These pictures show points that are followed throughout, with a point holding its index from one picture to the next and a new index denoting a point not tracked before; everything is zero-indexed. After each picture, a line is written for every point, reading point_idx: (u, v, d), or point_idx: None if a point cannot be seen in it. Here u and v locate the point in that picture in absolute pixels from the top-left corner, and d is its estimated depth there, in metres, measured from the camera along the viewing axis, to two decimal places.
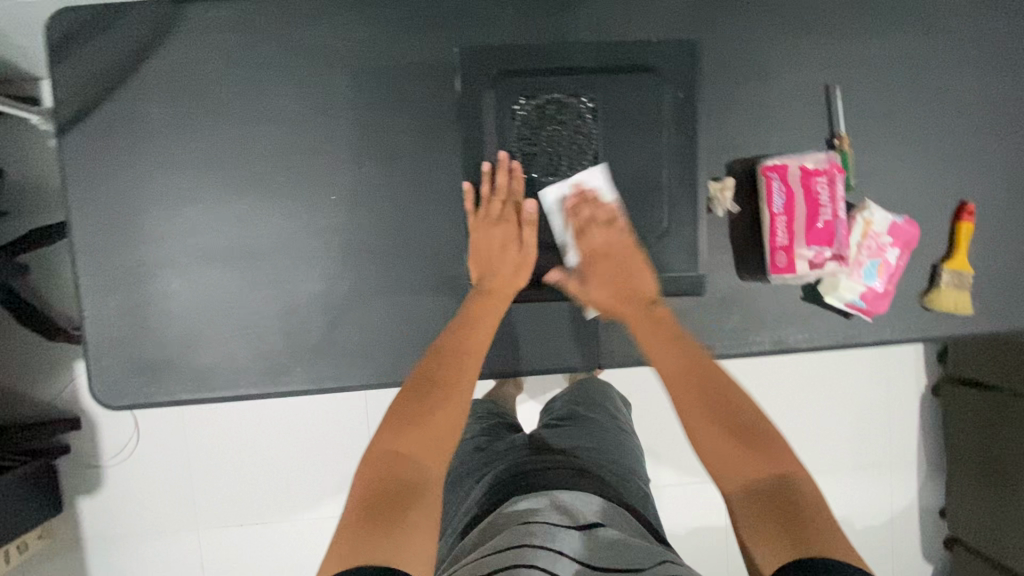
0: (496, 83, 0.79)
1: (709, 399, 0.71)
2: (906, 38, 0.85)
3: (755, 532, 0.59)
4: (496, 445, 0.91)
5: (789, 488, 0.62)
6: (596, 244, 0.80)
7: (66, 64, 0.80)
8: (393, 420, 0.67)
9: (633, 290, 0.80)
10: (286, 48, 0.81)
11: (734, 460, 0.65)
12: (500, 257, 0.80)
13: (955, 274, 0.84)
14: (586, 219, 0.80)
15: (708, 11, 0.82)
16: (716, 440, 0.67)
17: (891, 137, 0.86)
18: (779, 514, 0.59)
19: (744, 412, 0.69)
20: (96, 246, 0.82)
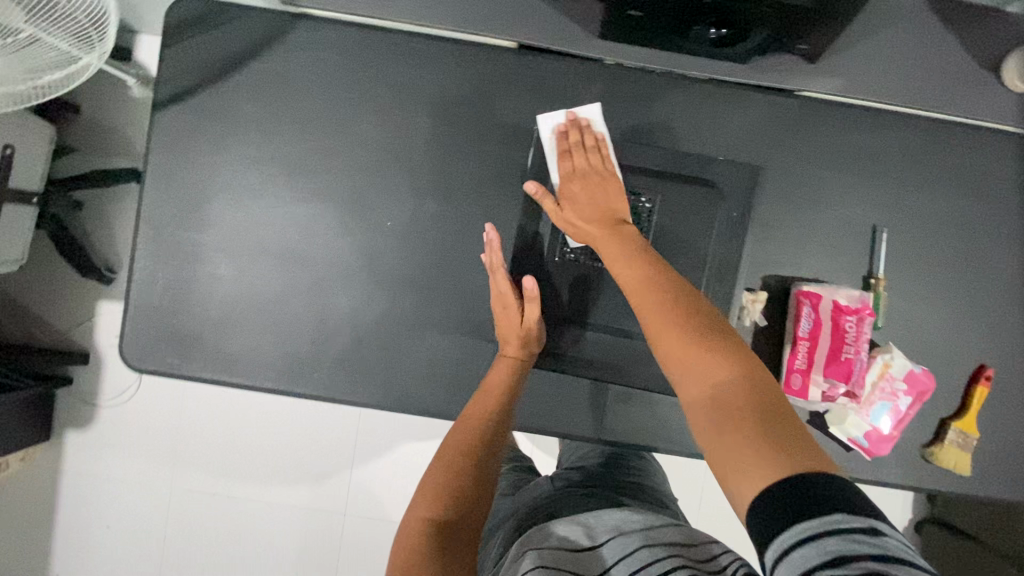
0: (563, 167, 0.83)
1: (675, 306, 0.62)
2: (960, 198, 0.88)
3: (722, 446, 0.50)
4: (524, 488, 0.88)
5: (757, 394, 0.52)
6: (585, 151, 0.81)
7: (176, 49, 0.86)
8: (423, 485, 0.69)
9: (607, 209, 0.76)
10: (378, 78, 0.86)
11: (693, 366, 0.57)
12: (507, 329, 0.82)
13: (961, 434, 0.86)
14: (575, 142, 0.81)
15: (777, 133, 0.86)
16: (680, 352, 0.58)
17: (927, 288, 0.88)
18: (747, 422, 0.50)
19: (702, 314, 0.61)
20: (161, 218, 0.87)
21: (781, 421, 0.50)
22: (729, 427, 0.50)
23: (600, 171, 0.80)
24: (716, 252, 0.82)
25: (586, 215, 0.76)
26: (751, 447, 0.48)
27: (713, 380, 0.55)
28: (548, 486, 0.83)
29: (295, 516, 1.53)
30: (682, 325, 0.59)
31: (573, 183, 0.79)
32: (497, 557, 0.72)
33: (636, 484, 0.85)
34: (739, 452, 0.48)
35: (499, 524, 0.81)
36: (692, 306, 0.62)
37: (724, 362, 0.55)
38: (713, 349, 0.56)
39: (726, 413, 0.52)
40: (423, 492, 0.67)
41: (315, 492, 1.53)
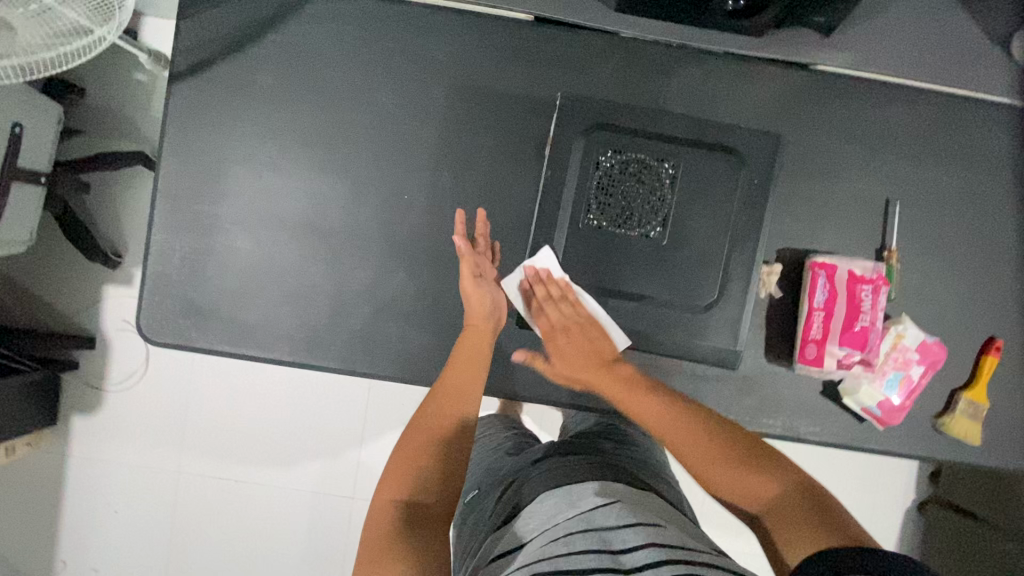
0: (588, 133, 0.82)
1: (700, 432, 0.75)
2: (973, 172, 0.89)
3: (794, 548, 0.64)
4: (529, 449, 0.92)
5: (795, 494, 0.68)
6: (555, 302, 0.83)
7: (194, 21, 0.86)
8: (389, 469, 0.74)
9: (597, 351, 0.83)
10: (396, 52, 0.86)
11: (740, 485, 0.71)
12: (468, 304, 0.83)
13: (972, 405, 0.87)
14: (546, 299, 0.83)
15: (793, 107, 0.87)
16: (729, 481, 0.71)
17: (939, 261, 0.89)
18: (804, 520, 0.65)
19: (724, 430, 0.75)
20: (178, 191, 0.86)
21: (817, 508, 0.66)
22: (787, 530, 0.65)
23: (580, 316, 0.83)
24: (738, 219, 0.83)
25: (583, 362, 0.82)
26: (807, 537, 0.63)
27: (753, 490, 0.70)
28: (553, 449, 0.87)
29: (303, 499, 1.53)
30: (716, 454, 0.73)
31: (559, 336, 0.83)
32: (495, 516, 0.78)
33: (638, 455, 0.89)
34: (800, 542, 0.64)
35: (500, 480, 0.86)
36: (712, 422, 0.75)
37: (753, 475, 0.70)
38: (748, 467, 0.71)
39: (779, 518, 0.67)
40: (391, 477, 0.73)
41: (323, 475, 1.53)
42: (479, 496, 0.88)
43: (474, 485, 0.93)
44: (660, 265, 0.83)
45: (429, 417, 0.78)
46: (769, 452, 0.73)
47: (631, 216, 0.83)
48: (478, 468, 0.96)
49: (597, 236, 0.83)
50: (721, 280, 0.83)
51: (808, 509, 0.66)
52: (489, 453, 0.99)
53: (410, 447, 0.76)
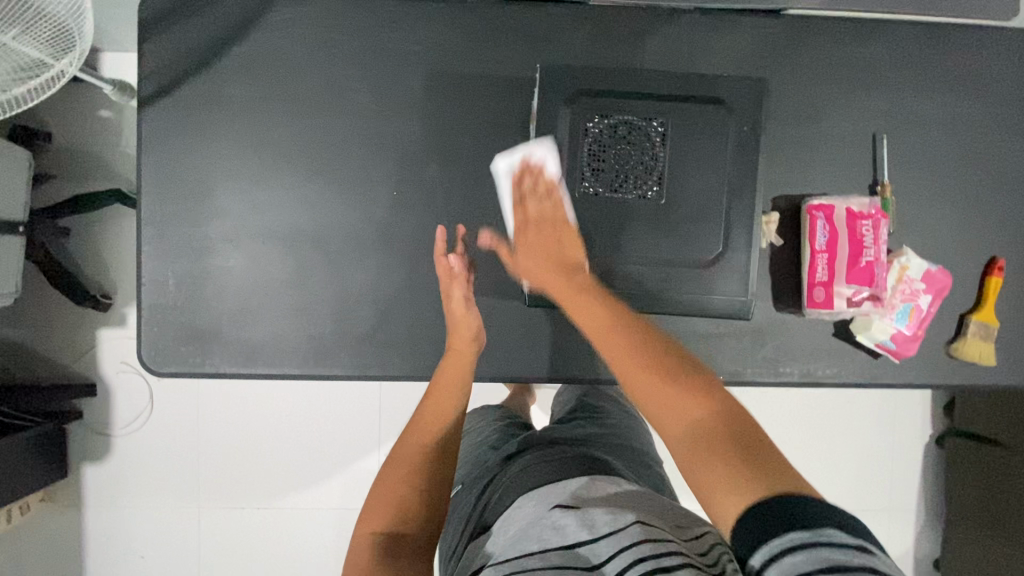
0: (573, 100, 0.82)
1: (634, 352, 0.70)
2: (954, 96, 0.90)
3: (710, 478, 0.57)
4: (515, 442, 0.95)
5: (734, 427, 0.61)
6: (534, 203, 0.82)
7: (157, 42, 0.84)
8: (373, 494, 0.74)
9: (563, 258, 0.81)
10: (368, 48, 0.85)
11: (670, 404, 0.65)
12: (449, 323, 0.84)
13: (982, 326, 0.88)
14: (527, 189, 0.83)
15: (769, 55, 0.87)
16: (658, 392, 0.66)
17: (932, 188, 0.90)
18: (728, 452, 0.58)
19: (673, 355, 0.69)
20: (162, 217, 0.85)
21: (748, 446, 0.58)
22: (710, 461, 0.58)
23: (557, 217, 0.82)
24: (733, 169, 0.82)
25: (540, 259, 0.81)
26: (729, 475, 0.56)
27: (688, 415, 0.63)
28: (538, 442, 0.90)
29: (328, 518, 1.52)
30: (651, 366, 0.68)
31: (530, 229, 0.82)
32: (477, 510, 0.82)
33: (615, 439, 0.94)
34: (722, 478, 0.56)
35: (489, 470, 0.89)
36: (663, 350, 0.70)
37: (696, 401, 0.64)
38: (683, 388, 0.65)
39: (703, 442, 0.60)
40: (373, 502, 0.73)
41: (347, 491, 1.52)
42: (466, 487, 0.91)
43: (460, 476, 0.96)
44: (661, 225, 0.82)
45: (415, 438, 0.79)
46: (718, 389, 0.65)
47: (626, 179, 0.82)
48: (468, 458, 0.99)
49: (596, 203, 0.83)
50: (723, 232, 0.82)
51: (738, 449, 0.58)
52: (484, 443, 1.01)
53: (394, 470, 0.75)
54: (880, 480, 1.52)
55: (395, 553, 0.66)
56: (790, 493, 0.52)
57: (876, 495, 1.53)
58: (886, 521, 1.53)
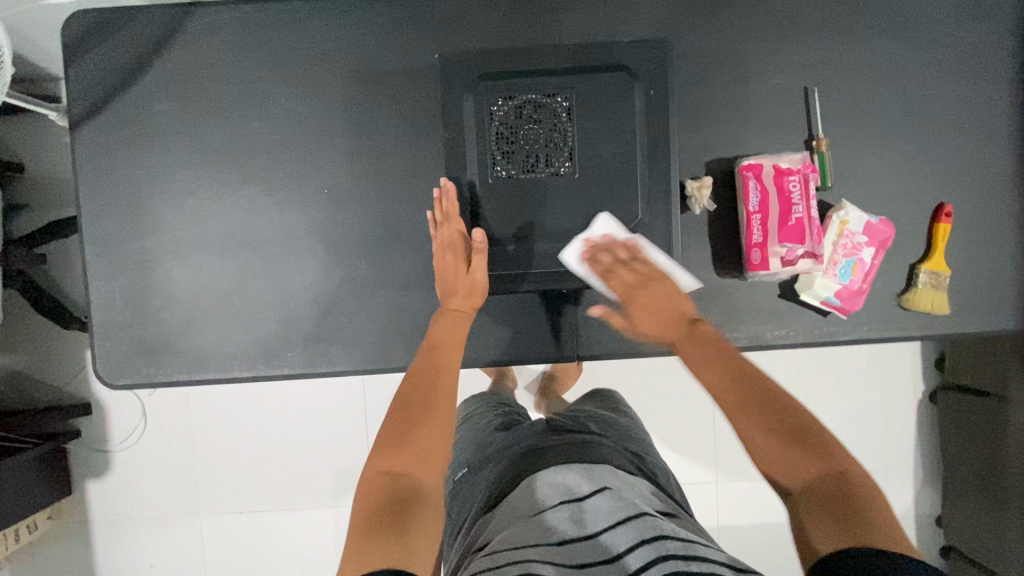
0: (474, 85, 0.81)
1: (753, 403, 0.71)
2: (888, 41, 0.87)
3: (816, 528, 0.60)
4: (516, 429, 0.93)
5: (844, 486, 0.62)
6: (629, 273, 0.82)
7: (80, 64, 0.85)
8: (385, 440, 0.76)
9: (671, 310, 0.81)
10: (285, 50, 0.85)
11: (785, 458, 0.66)
12: (450, 279, 0.83)
13: (933, 274, 0.86)
14: (608, 264, 0.82)
15: (689, 16, 0.85)
16: (771, 448, 0.68)
17: (871, 138, 0.88)
18: (836, 510, 0.60)
19: (799, 415, 0.70)
20: (104, 235, 0.87)
21: (853, 509, 0.60)
22: (817, 515, 0.61)
23: (651, 275, 0.82)
24: (646, 135, 0.81)
25: (660, 318, 0.81)
26: (836, 530, 0.58)
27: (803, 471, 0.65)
28: (541, 430, 0.89)
29: (324, 517, 1.55)
30: (765, 425, 0.69)
31: (642, 292, 0.81)
32: (480, 500, 0.80)
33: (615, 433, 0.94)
34: (821, 530, 0.59)
35: (492, 458, 0.87)
36: (785, 405, 0.71)
37: (819, 464, 0.65)
38: (796, 451, 0.66)
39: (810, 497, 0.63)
40: (380, 450, 0.75)
41: (339, 489, 1.55)
42: (470, 473, 0.90)
43: (461, 463, 0.94)
44: (584, 199, 0.82)
45: (417, 385, 0.80)
46: (838, 447, 0.66)
47: (538, 159, 0.82)
48: (468, 443, 0.97)
49: (510, 186, 0.82)
50: (647, 201, 0.82)
51: (844, 505, 0.60)
52: (478, 428, 1.00)
53: (403, 420, 0.77)
54: (874, 441, 1.50)
55: (399, 510, 0.68)
56: (877, 549, 0.54)
57: (872, 455, 1.50)
58: (882, 481, 1.51)
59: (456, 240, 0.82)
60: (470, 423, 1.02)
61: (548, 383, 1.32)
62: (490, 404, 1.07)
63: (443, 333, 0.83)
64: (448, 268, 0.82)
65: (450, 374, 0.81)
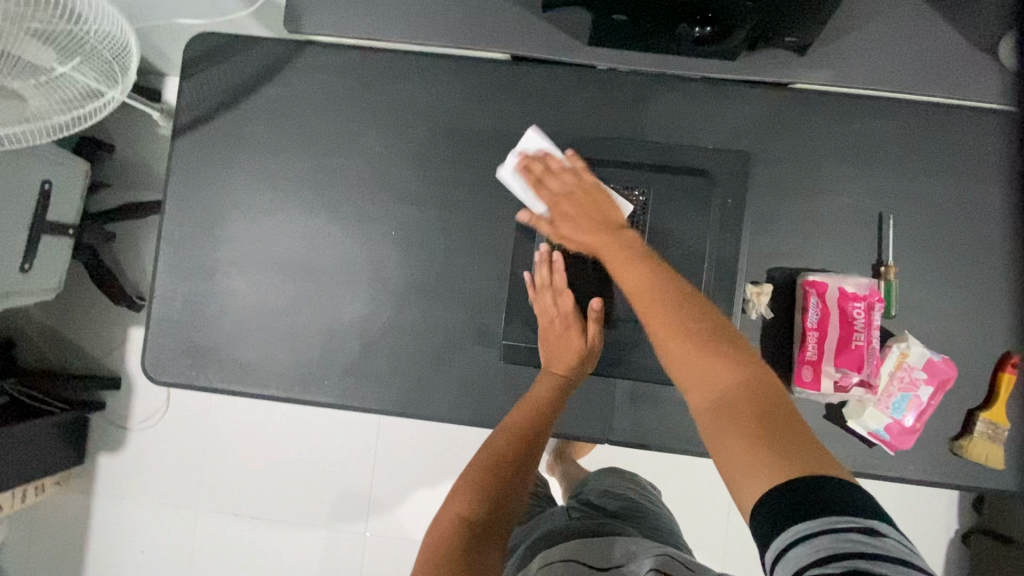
0: None
1: (661, 305, 0.65)
2: (969, 181, 0.86)
3: (732, 449, 0.53)
4: (538, 518, 0.92)
5: (762, 399, 0.56)
6: (560, 202, 0.81)
7: (194, 79, 0.92)
8: (470, 486, 0.71)
9: (604, 217, 0.78)
10: (381, 96, 0.90)
11: (699, 368, 0.60)
12: (558, 346, 0.83)
13: (991, 425, 0.82)
14: (543, 171, 0.83)
15: (770, 127, 0.87)
16: (691, 354, 0.60)
17: (942, 275, 0.86)
18: (754, 425, 0.54)
19: (708, 317, 0.64)
20: (180, 237, 0.92)
21: (773, 422, 0.54)
22: (730, 435, 0.54)
23: (586, 186, 0.81)
24: (715, 241, 0.82)
25: (586, 223, 0.78)
26: (752, 451, 0.52)
27: (720, 390, 0.57)
28: (561, 518, 0.88)
29: (316, 536, 1.53)
30: (685, 328, 0.62)
31: (563, 202, 0.80)
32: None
33: (636, 514, 0.92)
34: (744, 458, 0.51)
35: (517, 548, 0.87)
36: (692, 305, 0.65)
37: (730, 376, 0.58)
38: (717, 354, 0.60)
39: (729, 422, 0.55)
40: (460, 496, 0.70)
41: (336, 513, 1.53)
42: None
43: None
44: None
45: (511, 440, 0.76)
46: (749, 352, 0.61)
47: None
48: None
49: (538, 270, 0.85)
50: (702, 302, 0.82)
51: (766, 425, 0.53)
52: None
53: (490, 472, 0.73)
54: None
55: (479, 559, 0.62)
56: (813, 475, 0.48)
57: None
58: None
59: (566, 308, 0.83)
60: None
61: (564, 448, 1.31)
62: None
63: (540, 396, 0.81)
64: (559, 337, 0.83)
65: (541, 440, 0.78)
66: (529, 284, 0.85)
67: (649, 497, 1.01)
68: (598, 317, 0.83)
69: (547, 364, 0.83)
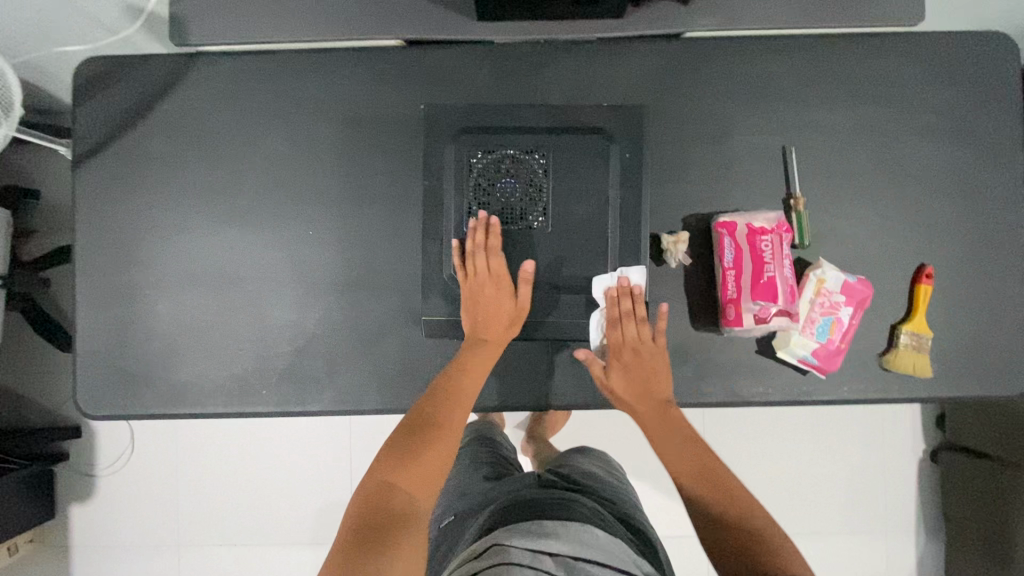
0: (455, 139, 0.85)
1: (680, 459, 0.88)
2: (865, 105, 0.89)
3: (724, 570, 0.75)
4: (501, 481, 0.91)
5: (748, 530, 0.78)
6: (614, 358, 0.85)
7: (87, 105, 0.90)
8: (394, 453, 0.80)
9: (650, 384, 0.85)
10: (280, 97, 0.89)
11: (704, 503, 0.83)
12: (492, 309, 0.84)
13: (914, 336, 0.85)
14: (624, 313, 0.84)
15: (669, 78, 0.88)
16: (698, 494, 0.85)
17: (850, 198, 0.88)
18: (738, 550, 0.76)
19: (720, 470, 0.87)
20: (97, 267, 0.90)
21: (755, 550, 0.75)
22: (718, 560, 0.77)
23: (642, 346, 0.85)
24: (620, 195, 0.84)
25: (632, 383, 0.85)
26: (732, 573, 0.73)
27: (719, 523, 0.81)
28: (529, 481, 0.88)
29: (301, 553, 1.52)
30: (696, 479, 0.86)
31: (625, 354, 0.85)
32: (463, 548, 0.79)
33: (602, 491, 0.91)
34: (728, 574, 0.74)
35: (477, 509, 0.86)
36: (706, 463, 0.87)
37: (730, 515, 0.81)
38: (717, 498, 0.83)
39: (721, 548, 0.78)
40: (386, 464, 0.79)
41: (319, 526, 1.52)
42: (456, 520, 0.89)
43: (446, 511, 0.93)
44: (555, 248, 0.85)
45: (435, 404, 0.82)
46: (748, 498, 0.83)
47: (514, 212, 0.86)
48: (453, 493, 0.95)
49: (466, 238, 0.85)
50: (617, 258, 0.84)
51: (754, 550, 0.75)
52: (468, 473, 0.98)
53: (411, 437, 0.80)
54: (875, 503, 1.42)
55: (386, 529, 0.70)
56: None
57: (872, 517, 1.42)
58: (884, 547, 1.42)
59: (499, 272, 0.84)
60: (459, 467, 1.02)
61: (534, 425, 1.32)
62: (486, 453, 1.03)
63: (474, 362, 0.83)
64: (492, 300, 0.84)
65: (466, 404, 0.82)
66: (459, 250, 0.85)
67: (619, 479, 1.01)
68: (529, 279, 0.84)
69: (478, 331, 0.84)
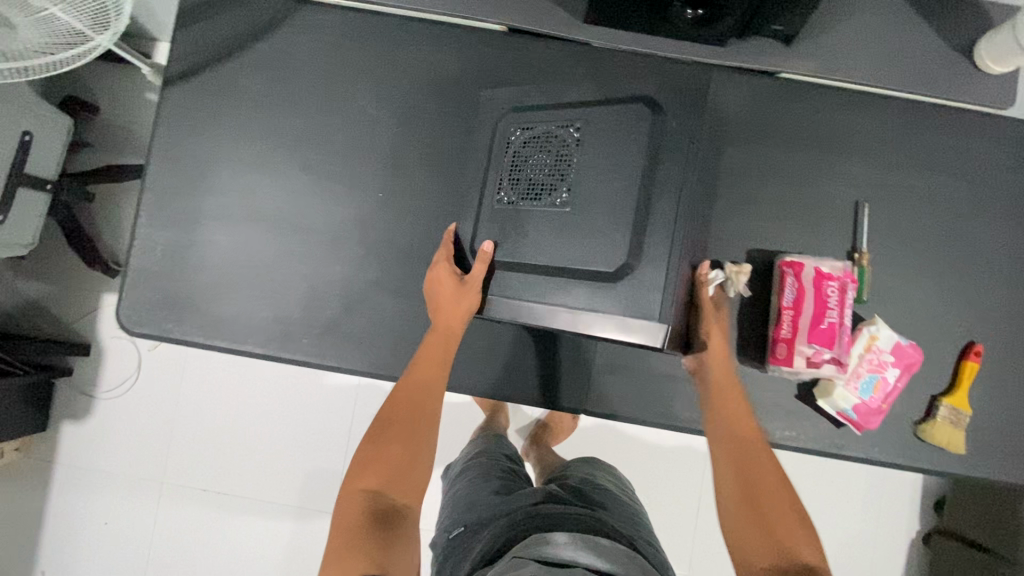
0: (502, 118, 0.84)
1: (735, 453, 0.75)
2: (942, 176, 0.90)
3: None
4: (514, 493, 0.88)
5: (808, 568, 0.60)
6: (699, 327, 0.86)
7: (188, 29, 0.91)
8: (363, 454, 0.74)
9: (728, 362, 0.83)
10: (377, 59, 0.91)
11: (752, 520, 0.67)
12: (447, 296, 0.82)
13: (952, 410, 0.85)
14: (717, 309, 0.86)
15: (754, 112, 0.90)
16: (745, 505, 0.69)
17: (913, 264, 0.89)
18: None
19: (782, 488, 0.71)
20: (166, 188, 0.91)
21: None
22: None
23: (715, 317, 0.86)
24: (670, 173, 0.73)
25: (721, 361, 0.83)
26: None
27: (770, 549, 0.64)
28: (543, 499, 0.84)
29: (283, 514, 1.50)
30: (744, 485, 0.71)
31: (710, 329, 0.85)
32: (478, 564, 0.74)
33: (621, 516, 0.88)
34: None
35: (490, 522, 0.82)
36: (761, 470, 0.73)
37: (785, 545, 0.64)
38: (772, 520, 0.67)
39: None
40: (357, 469, 0.72)
41: (306, 491, 1.50)
42: (465, 533, 0.85)
43: (457, 523, 0.88)
44: (578, 227, 0.75)
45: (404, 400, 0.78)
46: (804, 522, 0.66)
47: (541, 187, 0.78)
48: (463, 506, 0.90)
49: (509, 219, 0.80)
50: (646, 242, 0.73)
51: None
52: (475, 487, 0.95)
53: (381, 435, 0.76)
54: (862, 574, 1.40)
55: (381, 524, 0.65)
56: None
57: None
58: None
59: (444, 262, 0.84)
60: (469, 481, 0.98)
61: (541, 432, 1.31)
62: (496, 467, 1.01)
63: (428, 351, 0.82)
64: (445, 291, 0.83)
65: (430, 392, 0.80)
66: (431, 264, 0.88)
67: (629, 497, 0.98)
68: (485, 255, 0.80)
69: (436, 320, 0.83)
